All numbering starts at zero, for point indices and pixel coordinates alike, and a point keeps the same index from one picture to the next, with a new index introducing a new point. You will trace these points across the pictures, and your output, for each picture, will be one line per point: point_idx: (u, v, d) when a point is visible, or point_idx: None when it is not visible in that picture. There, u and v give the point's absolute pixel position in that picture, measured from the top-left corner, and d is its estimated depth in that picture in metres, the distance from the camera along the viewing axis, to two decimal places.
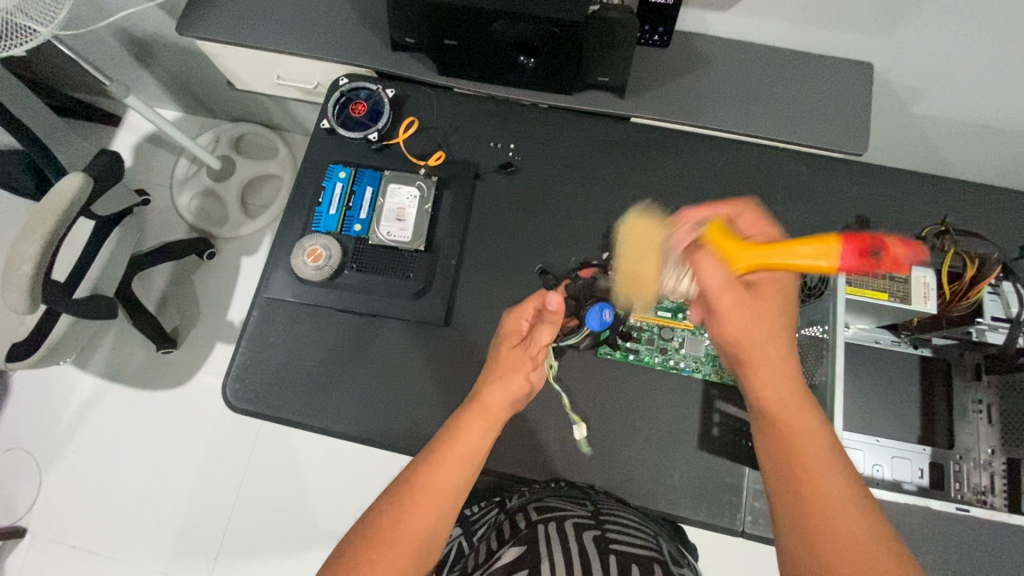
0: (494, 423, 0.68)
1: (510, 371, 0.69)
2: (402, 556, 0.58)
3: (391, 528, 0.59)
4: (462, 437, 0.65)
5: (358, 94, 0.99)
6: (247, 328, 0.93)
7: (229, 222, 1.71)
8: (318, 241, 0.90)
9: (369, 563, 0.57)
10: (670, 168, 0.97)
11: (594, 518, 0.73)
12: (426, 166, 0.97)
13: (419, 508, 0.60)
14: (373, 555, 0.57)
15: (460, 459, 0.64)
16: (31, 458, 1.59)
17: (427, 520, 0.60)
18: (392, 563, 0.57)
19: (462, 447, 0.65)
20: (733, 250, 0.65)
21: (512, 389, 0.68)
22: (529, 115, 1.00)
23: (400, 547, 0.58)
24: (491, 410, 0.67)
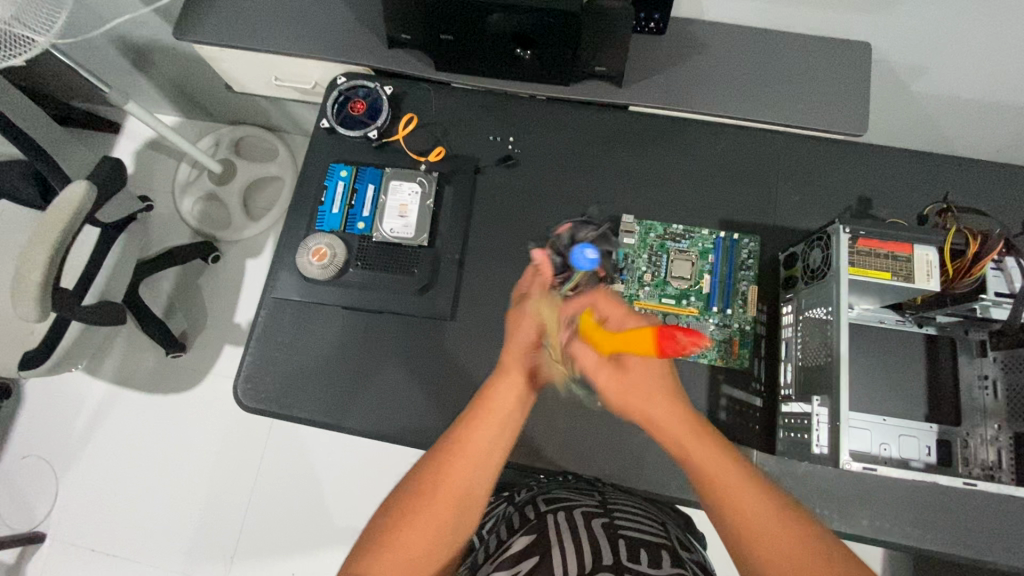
0: (518, 377, 0.74)
1: (519, 324, 0.79)
2: (444, 507, 0.62)
3: (431, 480, 0.63)
4: (494, 397, 0.71)
5: (357, 93, 0.99)
6: (256, 328, 0.93)
7: (233, 225, 1.73)
8: (322, 240, 0.91)
9: (415, 508, 0.61)
10: (670, 155, 0.97)
11: (600, 507, 0.75)
12: (427, 161, 0.97)
13: (461, 462, 0.65)
14: (419, 506, 0.62)
15: (496, 415, 0.69)
16: (48, 464, 1.62)
17: (468, 469, 0.64)
18: (431, 513, 0.61)
19: (498, 404, 0.71)
20: (600, 339, 0.74)
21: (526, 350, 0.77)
22: (527, 107, 1.00)
23: (442, 496, 0.62)
24: (512, 367, 0.75)
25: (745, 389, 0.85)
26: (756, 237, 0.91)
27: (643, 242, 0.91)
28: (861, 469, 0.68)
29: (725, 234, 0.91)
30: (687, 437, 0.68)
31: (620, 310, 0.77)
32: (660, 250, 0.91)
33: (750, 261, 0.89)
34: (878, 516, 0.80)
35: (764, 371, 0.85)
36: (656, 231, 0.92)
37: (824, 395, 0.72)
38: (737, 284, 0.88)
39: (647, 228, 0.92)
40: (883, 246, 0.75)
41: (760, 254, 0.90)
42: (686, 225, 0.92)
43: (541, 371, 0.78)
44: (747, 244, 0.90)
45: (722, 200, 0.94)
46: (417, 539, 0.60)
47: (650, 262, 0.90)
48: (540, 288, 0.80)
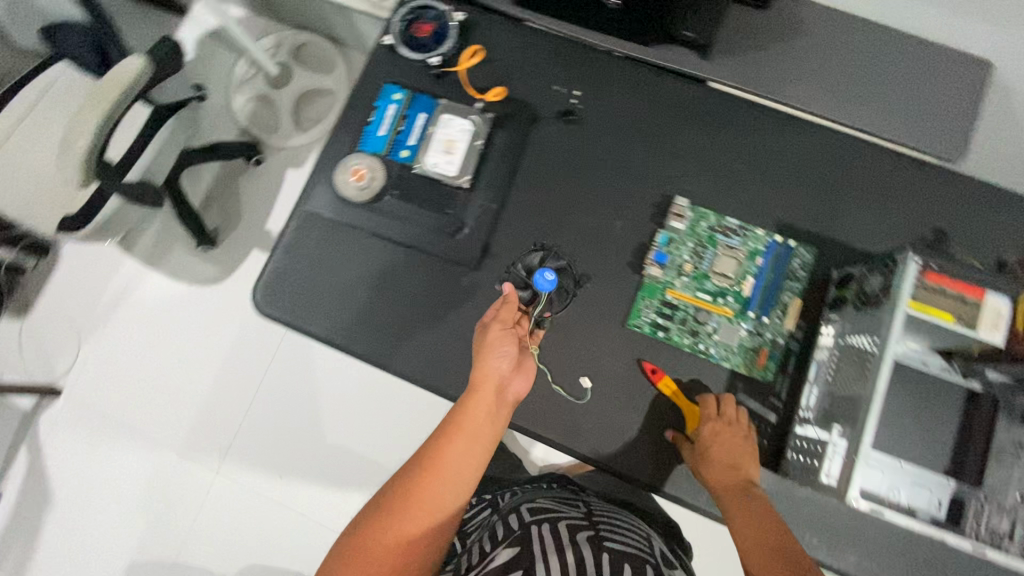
0: (485, 392, 0.73)
1: (485, 346, 0.76)
2: (410, 525, 0.65)
3: (399, 497, 0.66)
4: (465, 416, 0.71)
5: (426, 14, 0.94)
6: (285, 236, 0.92)
7: (280, 131, 1.72)
8: (363, 161, 0.88)
9: (383, 525, 0.64)
10: (742, 143, 0.90)
11: (583, 521, 0.81)
12: (484, 100, 0.91)
13: (427, 482, 0.67)
14: (387, 522, 0.65)
15: (463, 432, 0.70)
16: (74, 328, 1.69)
17: (434, 490, 0.67)
18: (398, 533, 0.64)
19: (468, 422, 0.71)
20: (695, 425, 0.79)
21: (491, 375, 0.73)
22: (600, 62, 0.93)
23: (409, 517, 0.65)
24: (483, 387, 0.73)
25: (762, 402, 0.81)
26: (813, 249, 0.85)
27: (691, 230, 0.86)
28: (867, 508, 0.64)
29: (781, 239, 0.85)
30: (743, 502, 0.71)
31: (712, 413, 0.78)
32: (708, 242, 0.85)
33: (800, 273, 0.84)
34: (867, 557, 0.77)
35: (785, 388, 0.81)
36: (707, 221, 0.86)
37: (845, 426, 0.68)
38: (780, 294, 0.83)
39: (699, 215, 0.86)
40: (955, 287, 0.69)
41: (814, 268, 0.84)
42: (741, 221, 0.86)
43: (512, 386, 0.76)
44: (802, 254, 0.84)
45: (787, 202, 0.87)
46: (384, 557, 0.63)
47: (693, 253, 0.85)
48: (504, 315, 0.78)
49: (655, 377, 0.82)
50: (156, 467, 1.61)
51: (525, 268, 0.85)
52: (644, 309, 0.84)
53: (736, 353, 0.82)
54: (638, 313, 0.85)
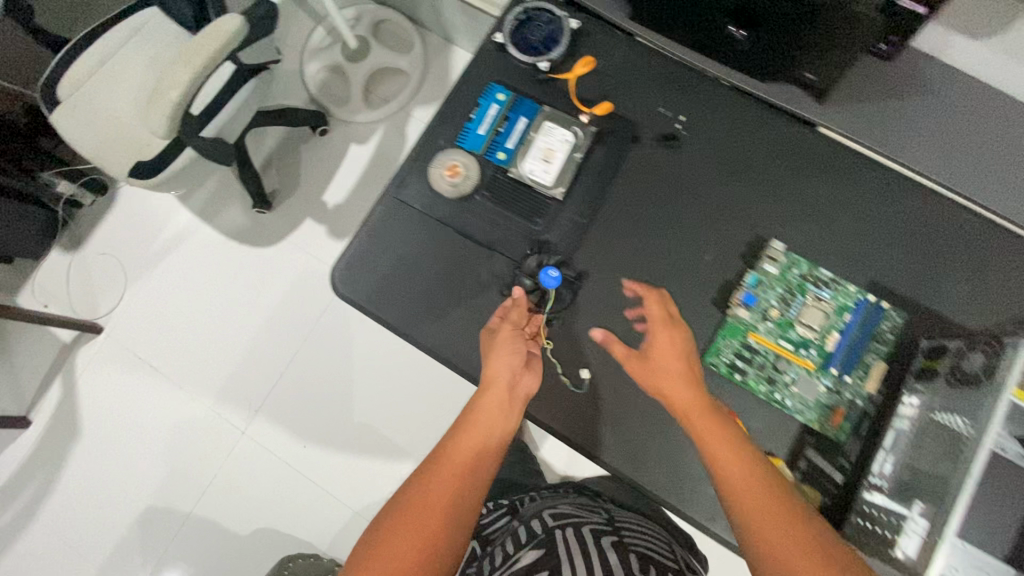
0: (495, 384, 0.77)
1: (495, 349, 0.80)
2: (429, 510, 0.63)
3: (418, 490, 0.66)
4: (478, 409, 0.75)
5: (540, 16, 0.93)
6: (370, 220, 0.92)
7: (349, 104, 1.72)
8: (459, 158, 0.88)
9: (402, 518, 0.63)
10: (844, 193, 0.87)
11: (608, 527, 0.81)
12: (590, 113, 0.89)
13: (444, 471, 0.68)
14: (408, 514, 0.63)
15: (479, 420, 0.74)
16: (123, 270, 1.71)
17: (451, 480, 0.67)
18: (418, 519, 0.62)
19: (479, 415, 0.74)
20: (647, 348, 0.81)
21: (502, 369, 0.78)
22: (708, 90, 0.90)
23: (428, 506, 0.64)
24: (494, 381, 0.77)
25: (830, 460, 0.80)
26: (904, 313, 0.83)
27: (782, 276, 0.84)
28: None
29: (873, 299, 0.83)
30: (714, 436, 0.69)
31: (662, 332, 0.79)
32: (797, 290, 0.84)
33: (887, 335, 0.82)
34: None
35: (855, 450, 0.80)
36: (799, 269, 0.84)
37: (928, 503, 0.65)
38: (864, 354, 0.81)
39: (792, 262, 0.84)
40: None
41: (903, 333, 0.82)
42: (834, 274, 0.84)
43: (522, 382, 0.80)
44: (892, 317, 0.82)
45: (882, 260, 0.85)
46: (405, 547, 0.60)
47: (781, 299, 0.84)
48: (514, 317, 0.83)
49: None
50: (184, 418, 1.63)
51: (529, 272, 0.86)
52: (723, 348, 0.83)
53: (812, 408, 0.81)
54: (716, 351, 0.83)
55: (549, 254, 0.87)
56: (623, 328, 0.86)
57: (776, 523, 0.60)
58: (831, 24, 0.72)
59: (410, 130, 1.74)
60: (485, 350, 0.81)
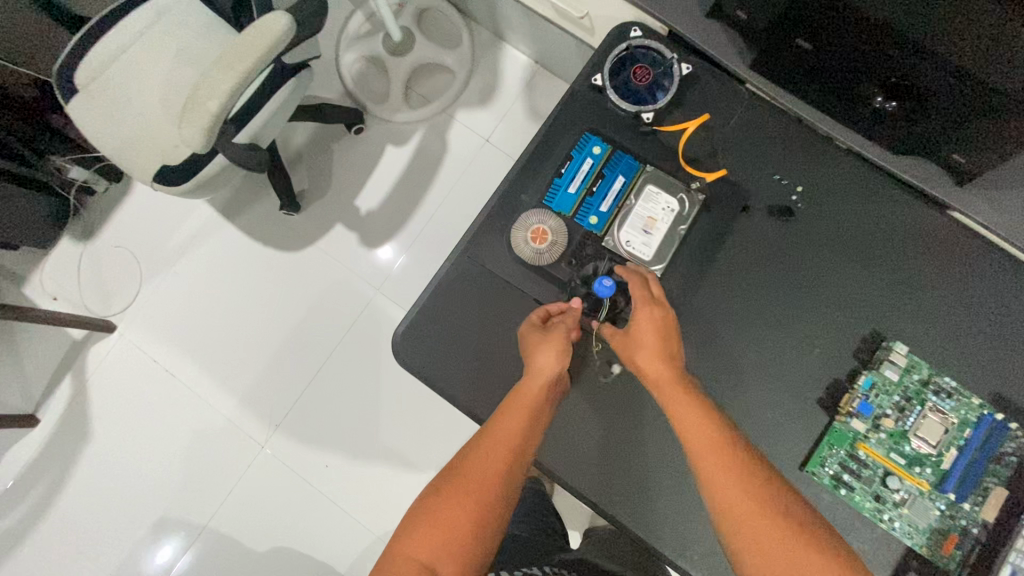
0: (540, 370, 0.72)
1: (539, 347, 0.73)
2: (471, 486, 0.64)
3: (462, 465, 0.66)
4: (522, 390, 0.72)
5: (645, 55, 0.80)
6: (440, 278, 0.82)
7: (388, 101, 1.59)
8: (546, 220, 0.78)
9: (449, 493, 0.64)
10: (974, 289, 0.78)
11: None
12: (701, 179, 0.79)
13: (486, 447, 0.67)
14: (455, 488, 0.64)
15: (521, 409, 0.70)
16: (138, 266, 1.60)
17: (498, 459, 0.66)
18: (463, 495, 0.64)
19: (524, 396, 0.71)
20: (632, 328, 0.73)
21: (546, 370, 0.71)
22: (830, 158, 0.80)
23: (474, 481, 0.65)
24: (539, 367, 0.72)
25: None
26: None
27: (901, 382, 0.75)
28: None
29: (1000, 415, 0.74)
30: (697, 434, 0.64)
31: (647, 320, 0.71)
32: (915, 398, 0.75)
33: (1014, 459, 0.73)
34: None
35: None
36: (919, 374, 0.76)
37: None
38: (986, 478, 0.73)
39: (912, 366, 0.76)
40: None
41: None
42: (959, 384, 0.75)
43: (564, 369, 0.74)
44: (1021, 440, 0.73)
45: (1011, 371, 0.76)
46: (454, 517, 0.62)
47: (897, 408, 0.75)
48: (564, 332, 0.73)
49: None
50: (200, 427, 1.55)
51: (584, 278, 0.78)
52: (828, 457, 0.75)
53: (920, 532, 0.74)
54: (819, 461, 0.76)
55: (606, 259, 0.78)
56: None
57: (758, 520, 0.59)
58: (963, 101, 0.61)
59: (452, 133, 1.61)
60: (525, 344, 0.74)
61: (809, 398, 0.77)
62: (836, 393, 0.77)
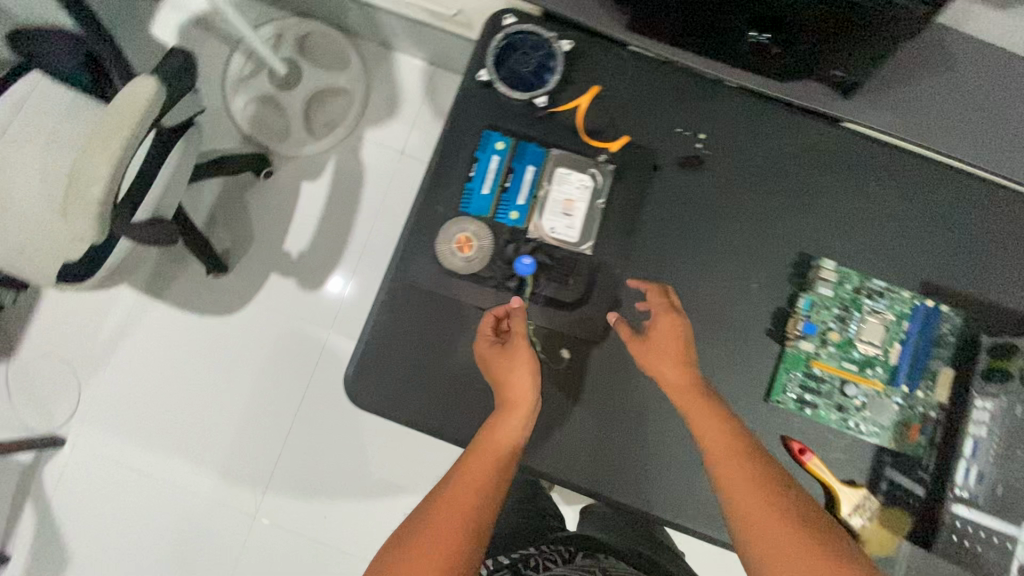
0: (518, 405, 0.69)
1: (512, 371, 0.70)
2: (443, 526, 0.57)
3: (438, 504, 0.60)
4: (498, 427, 0.68)
5: (524, 40, 0.80)
6: (376, 313, 0.79)
7: (291, 138, 1.53)
8: (467, 228, 0.76)
9: (419, 536, 0.57)
10: (882, 189, 0.82)
11: None
12: (607, 151, 0.80)
13: (462, 487, 0.61)
14: (429, 527, 0.58)
15: (498, 446, 0.65)
16: (72, 369, 1.51)
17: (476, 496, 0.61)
18: (438, 531, 0.57)
19: (500, 434, 0.67)
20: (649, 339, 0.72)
21: (524, 395, 0.69)
22: (724, 98, 0.82)
23: (449, 518, 0.58)
24: (518, 400, 0.69)
25: (909, 475, 0.78)
26: (961, 311, 0.79)
27: (836, 294, 0.79)
28: None
29: (929, 302, 0.79)
30: (726, 450, 0.63)
31: (671, 335, 0.71)
32: (853, 306, 0.79)
33: (949, 337, 0.79)
34: None
35: (933, 461, 0.77)
36: (850, 283, 0.79)
37: None
38: (930, 362, 0.78)
39: (843, 277, 0.79)
40: None
41: (962, 331, 0.79)
42: (886, 283, 0.80)
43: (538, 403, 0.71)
44: (951, 318, 0.79)
45: (929, 257, 0.81)
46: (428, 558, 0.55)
47: (839, 320, 0.78)
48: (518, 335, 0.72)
49: (802, 458, 0.75)
50: (184, 515, 1.48)
51: (506, 262, 0.76)
52: (788, 383, 0.78)
53: (886, 428, 0.78)
54: (780, 388, 0.78)
55: (526, 240, 0.77)
56: None
57: (774, 522, 0.57)
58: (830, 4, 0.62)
59: (365, 154, 1.56)
60: (495, 371, 0.71)
61: (759, 330, 0.80)
62: (783, 322, 0.79)
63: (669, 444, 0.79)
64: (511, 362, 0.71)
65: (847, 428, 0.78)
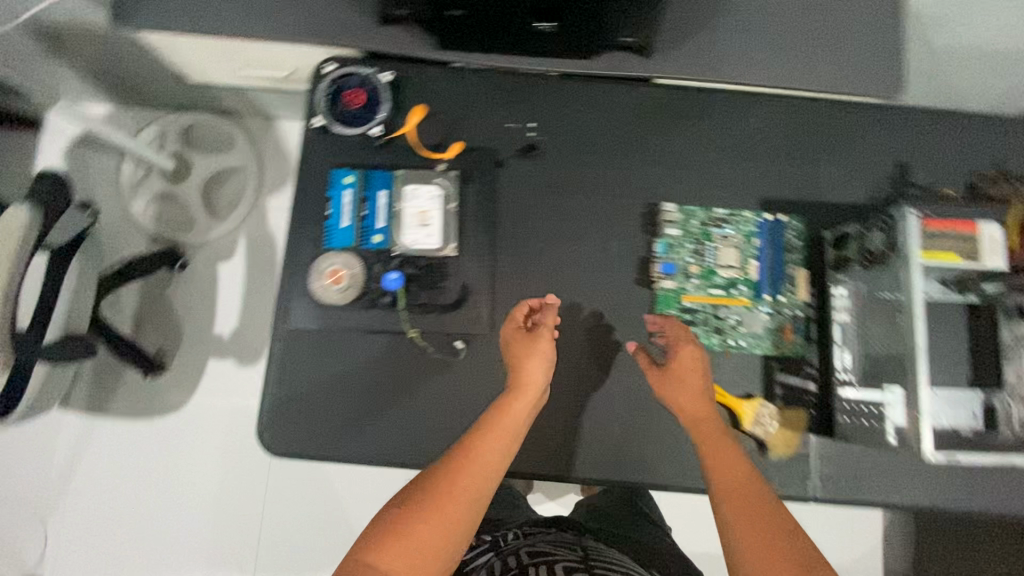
0: (529, 390, 0.75)
1: (528, 356, 0.76)
2: (453, 505, 0.64)
3: (447, 479, 0.66)
4: (508, 411, 0.73)
5: (350, 81, 0.86)
6: (273, 363, 0.83)
7: (196, 226, 1.56)
8: (336, 261, 0.80)
9: (422, 508, 0.63)
10: (702, 130, 0.90)
11: (580, 562, 0.84)
12: (444, 159, 0.86)
13: (467, 468, 0.67)
14: (432, 504, 0.63)
15: (504, 425, 0.71)
16: (30, 509, 1.48)
17: (480, 482, 0.67)
18: (445, 509, 0.63)
19: (509, 417, 0.72)
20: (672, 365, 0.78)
21: (535, 379, 0.75)
22: (544, 86, 0.90)
23: (453, 498, 0.64)
24: (529, 382, 0.75)
25: (800, 375, 0.83)
26: (801, 217, 0.87)
27: (685, 232, 0.86)
28: (943, 459, 0.66)
29: (769, 216, 0.86)
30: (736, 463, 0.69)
31: (697, 369, 0.77)
32: (704, 238, 0.86)
33: (796, 242, 0.86)
34: (928, 485, 0.83)
35: (817, 357, 0.83)
36: (696, 218, 0.87)
37: (898, 386, 0.69)
38: (786, 269, 0.84)
39: (688, 215, 0.87)
40: (951, 225, 0.70)
41: (805, 233, 0.86)
42: (728, 210, 0.87)
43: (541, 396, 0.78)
44: (793, 225, 0.86)
45: (759, 177, 0.89)
46: (426, 531, 0.61)
47: (695, 254, 0.85)
48: (546, 332, 0.78)
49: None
50: None
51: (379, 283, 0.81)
52: None
53: (764, 338, 0.83)
54: None
55: (392, 258, 0.81)
56: (570, 348, 0.85)
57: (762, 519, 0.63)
58: None
59: (273, 223, 1.61)
60: (513, 353, 0.77)
61: (629, 282, 0.86)
62: (646, 269, 0.86)
63: (576, 408, 0.84)
64: (533, 347, 0.77)
65: (730, 347, 0.84)
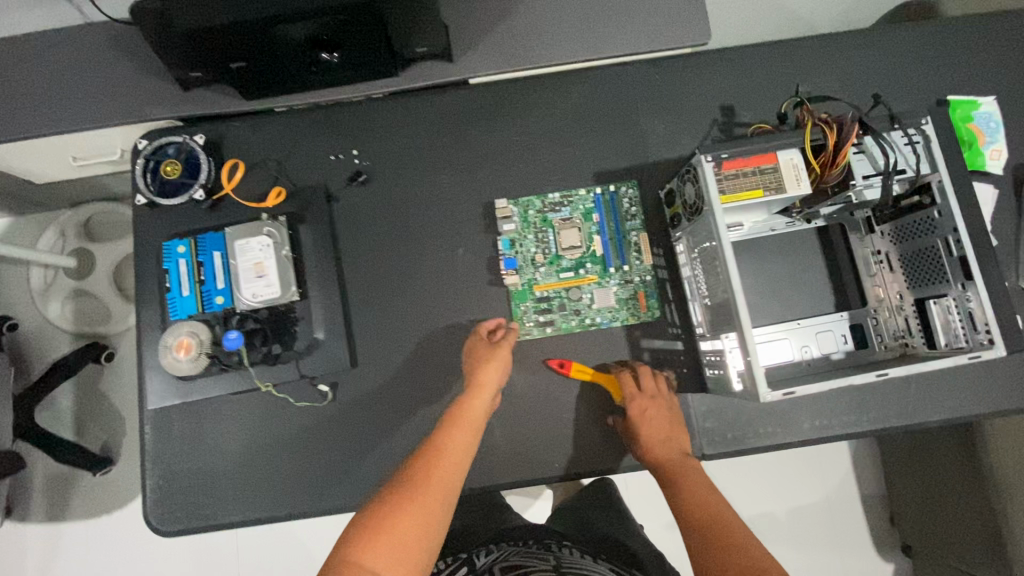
0: (490, 391, 0.75)
1: (487, 364, 0.77)
2: (432, 496, 0.64)
3: (422, 472, 0.67)
4: (470, 407, 0.74)
5: (166, 152, 0.86)
6: (147, 447, 0.84)
7: (114, 315, 1.55)
8: (181, 331, 0.78)
9: (403, 505, 0.63)
10: (525, 119, 0.90)
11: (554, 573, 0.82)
12: (267, 207, 0.86)
13: (441, 463, 0.68)
14: (408, 500, 0.63)
15: (470, 422, 0.72)
16: None
17: (452, 477, 0.67)
18: (424, 502, 0.64)
19: (472, 414, 0.73)
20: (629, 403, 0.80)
21: (490, 381, 0.76)
22: (360, 112, 0.90)
23: (431, 491, 0.65)
24: (485, 383, 0.76)
25: (663, 336, 0.84)
26: (634, 182, 0.87)
27: (524, 223, 0.86)
28: (780, 395, 0.66)
29: (602, 188, 0.87)
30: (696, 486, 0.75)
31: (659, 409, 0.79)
32: (544, 225, 0.86)
33: (633, 209, 0.86)
34: (816, 415, 0.82)
35: (676, 314, 0.84)
36: (534, 207, 0.86)
37: (731, 330, 0.70)
38: (628, 237, 0.85)
39: (524, 206, 0.86)
40: (750, 162, 0.70)
41: (641, 197, 0.87)
42: (562, 192, 0.87)
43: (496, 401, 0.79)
44: (626, 192, 0.86)
45: (589, 152, 0.89)
46: (407, 525, 0.61)
47: (538, 242, 0.85)
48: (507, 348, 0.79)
49: (563, 369, 0.82)
50: None
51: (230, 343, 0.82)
52: (523, 316, 0.85)
53: (620, 309, 0.84)
54: (520, 323, 0.85)
55: (236, 315, 0.81)
56: (436, 362, 0.85)
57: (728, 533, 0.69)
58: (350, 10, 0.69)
59: None
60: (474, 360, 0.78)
61: (481, 285, 0.86)
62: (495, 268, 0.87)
63: None
64: (492, 356, 0.77)
65: (590, 326, 0.84)
